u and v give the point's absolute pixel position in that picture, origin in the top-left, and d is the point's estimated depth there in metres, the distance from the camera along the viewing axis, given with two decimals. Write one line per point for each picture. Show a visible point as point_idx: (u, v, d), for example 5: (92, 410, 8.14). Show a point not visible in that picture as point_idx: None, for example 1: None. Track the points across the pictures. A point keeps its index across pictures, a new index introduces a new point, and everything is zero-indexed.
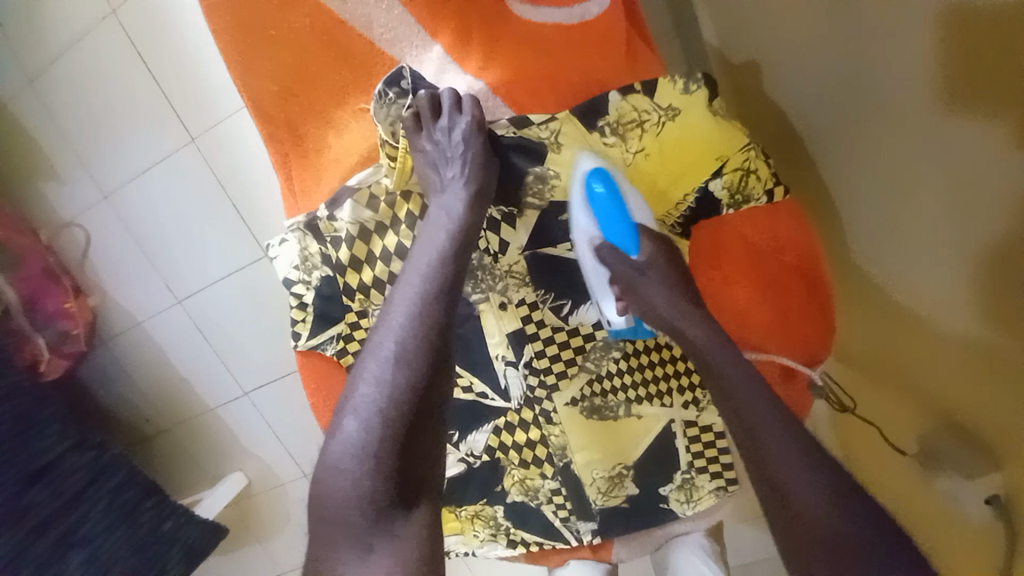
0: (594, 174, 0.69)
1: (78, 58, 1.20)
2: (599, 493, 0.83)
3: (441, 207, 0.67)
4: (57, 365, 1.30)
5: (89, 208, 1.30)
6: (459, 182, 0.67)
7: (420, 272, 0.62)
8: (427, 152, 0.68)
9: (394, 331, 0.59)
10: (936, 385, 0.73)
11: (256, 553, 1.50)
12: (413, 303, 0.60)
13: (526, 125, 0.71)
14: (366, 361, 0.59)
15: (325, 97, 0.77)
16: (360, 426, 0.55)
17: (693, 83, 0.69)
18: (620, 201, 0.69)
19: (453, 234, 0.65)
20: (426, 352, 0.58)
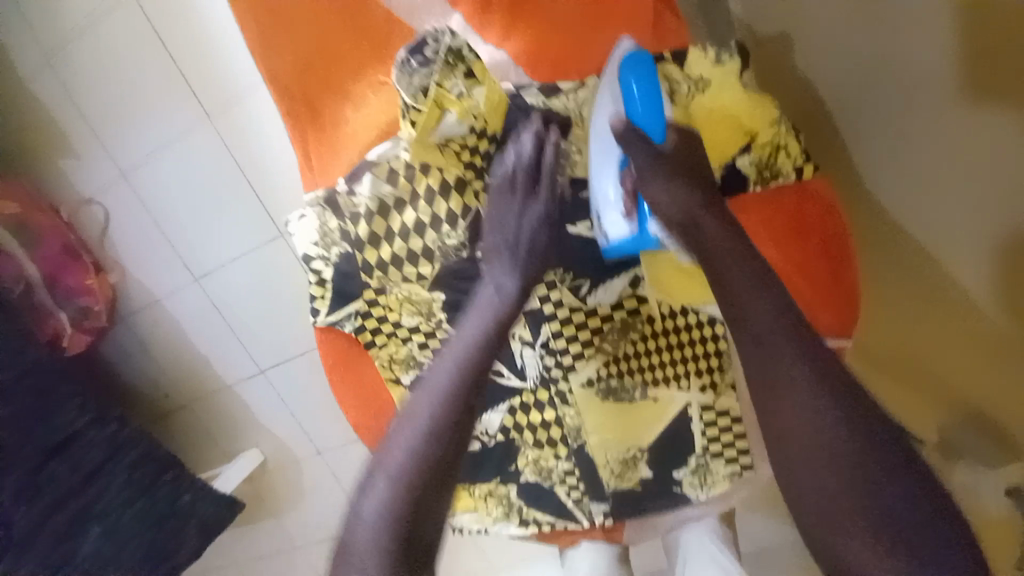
0: (630, 68, 0.64)
1: (95, 34, 1.19)
2: (612, 476, 0.83)
3: (493, 284, 0.66)
4: (79, 341, 1.31)
5: (108, 186, 1.31)
6: (512, 260, 0.65)
7: (467, 335, 0.64)
8: (492, 223, 0.67)
9: (432, 397, 0.61)
10: (963, 377, 0.77)
11: (270, 528, 1.53)
12: (455, 363, 0.62)
13: (556, 92, 0.72)
14: (403, 422, 0.61)
15: (343, 70, 0.77)
16: (393, 479, 0.57)
17: (724, 54, 0.68)
18: (654, 91, 0.63)
19: (498, 314, 0.64)
20: (462, 410, 0.60)
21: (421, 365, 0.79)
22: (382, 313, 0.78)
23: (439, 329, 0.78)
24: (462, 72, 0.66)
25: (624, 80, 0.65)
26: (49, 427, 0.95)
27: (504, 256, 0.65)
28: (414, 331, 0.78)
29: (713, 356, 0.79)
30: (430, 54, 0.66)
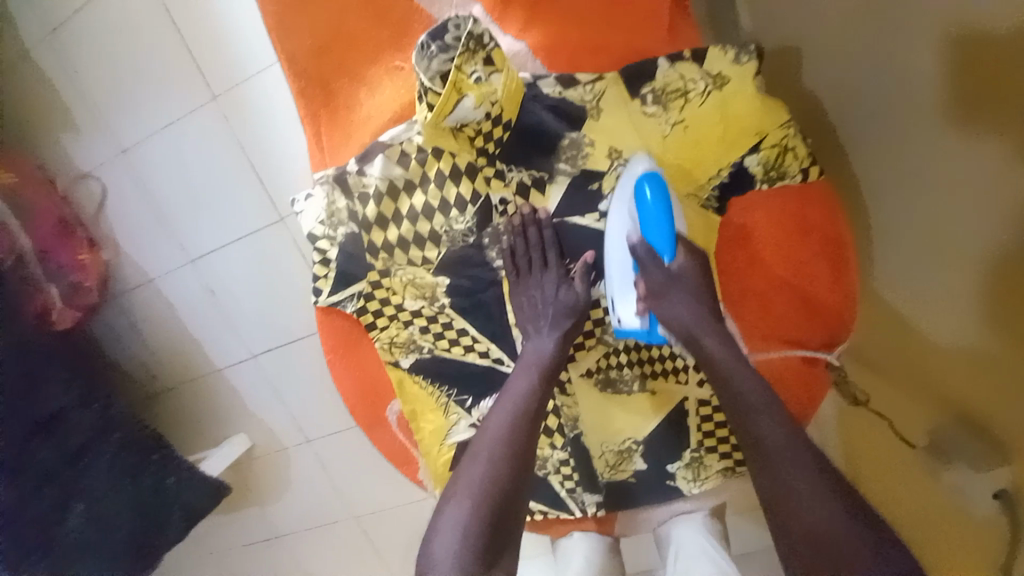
0: (646, 179, 0.67)
1: (104, 9, 1.19)
2: (607, 467, 0.85)
3: (534, 346, 0.71)
4: (69, 317, 1.27)
5: (106, 161, 1.29)
6: (545, 327, 0.72)
7: (523, 382, 0.69)
8: (522, 303, 0.74)
9: (493, 430, 0.65)
10: (944, 380, 0.74)
11: (255, 516, 1.52)
12: (514, 404, 0.67)
13: (573, 84, 0.70)
14: (470, 455, 0.64)
15: (360, 55, 0.78)
16: (467, 515, 0.59)
17: (745, 54, 0.67)
18: (666, 207, 0.67)
19: (542, 370, 0.69)
20: (524, 447, 0.64)
21: (422, 349, 0.80)
22: (384, 297, 0.78)
23: (441, 315, 0.79)
24: (482, 58, 0.65)
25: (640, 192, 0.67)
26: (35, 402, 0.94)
27: (540, 328, 0.72)
28: (416, 316, 0.79)
29: None
30: (450, 41, 0.64)
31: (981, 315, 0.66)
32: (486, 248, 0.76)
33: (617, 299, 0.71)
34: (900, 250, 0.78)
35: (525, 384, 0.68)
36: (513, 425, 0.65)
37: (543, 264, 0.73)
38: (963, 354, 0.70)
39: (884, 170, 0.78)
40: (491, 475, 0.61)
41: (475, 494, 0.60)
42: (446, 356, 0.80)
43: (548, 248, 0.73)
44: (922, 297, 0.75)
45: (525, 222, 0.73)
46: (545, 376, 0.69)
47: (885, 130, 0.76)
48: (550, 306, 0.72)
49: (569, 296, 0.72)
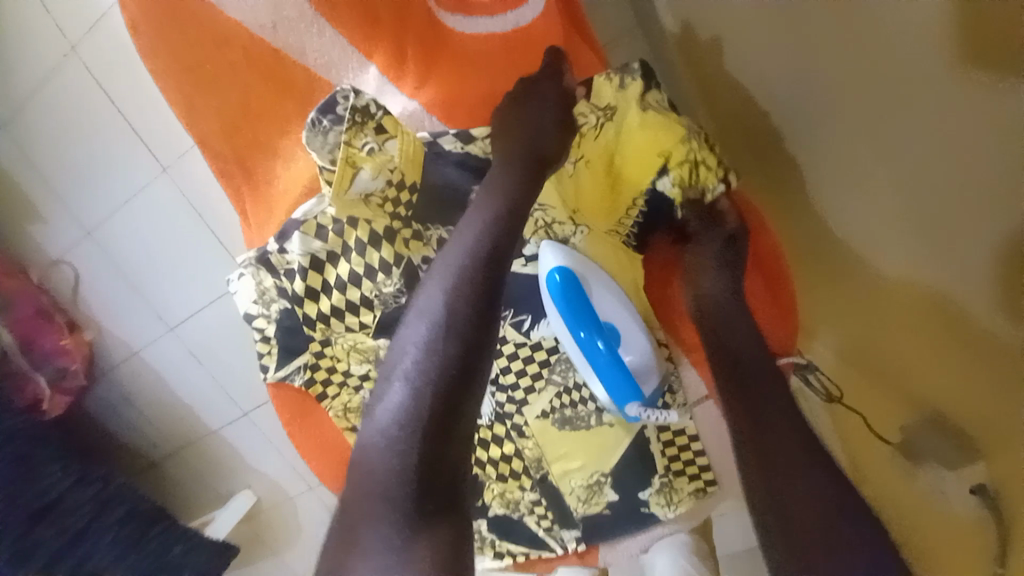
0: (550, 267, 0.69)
1: (39, 99, 1.18)
2: (579, 502, 0.84)
3: (494, 177, 0.66)
4: (59, 403, 1.29)
5: (73, 245, 1.30)
6: (512, 159, 0.67)
7: (450, 278, 0.60)
8: (502, 117, 0.70)
9: (439, 292, 0.60)
10: (933, 373, 0.64)
11: (271, 567, 1.53)
12: (446, 297, 0.59)
13: (471, 139, 0.71)
14: (414, 320, 0.60)
15: (269, 128, 0.77)
16: (412, 375, 0.57)
17: (628, 78, 0.69)
18: (576, 285, 0.68)
19: (500, 204, 0.64)
20: (460, 350, 0.57)
21: None
22: (330, 364, 0.79)
23: None
24: (372, 128, 0.66)
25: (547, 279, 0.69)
26: (31, 494, 0.97)
27: (513, 146, 0.68)
28: (364, 379, 0.79)
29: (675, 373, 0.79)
30: (342, 112, 0.66)
31: (984, 296, 0.54)
32: None
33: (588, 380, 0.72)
34: (853, 233, 0.70)
35: (470, 237, 0.62)
36: (438, 333, 0.58)
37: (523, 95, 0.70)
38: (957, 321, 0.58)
39: (840, 152, 0.67)
40: (416, 395, 0.56)
41: (401, 417, 0.56)
42: None
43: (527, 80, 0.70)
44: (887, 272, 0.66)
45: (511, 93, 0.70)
46: (505, 207, 0.64)
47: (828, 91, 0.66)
48: (484, 193, 0.66)
49: (498, 180, 0.66)
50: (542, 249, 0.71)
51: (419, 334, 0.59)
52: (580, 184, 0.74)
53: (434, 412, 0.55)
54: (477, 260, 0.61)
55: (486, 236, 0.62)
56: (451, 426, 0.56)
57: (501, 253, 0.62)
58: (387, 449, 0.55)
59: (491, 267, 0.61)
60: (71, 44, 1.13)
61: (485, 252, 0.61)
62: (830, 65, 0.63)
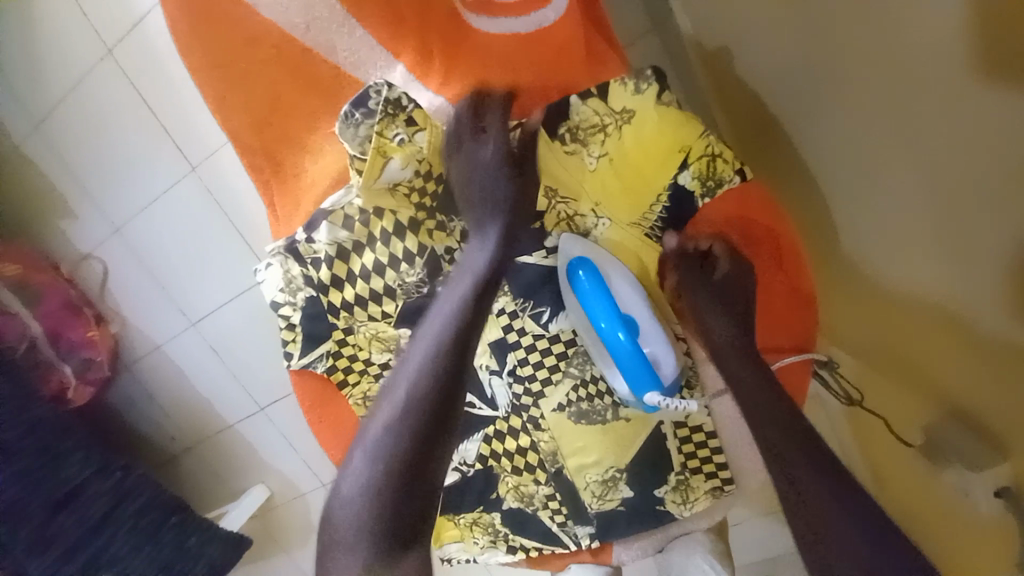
0: (575, 264, 0.70)
1: (76, 101, 1.24)
2: (594, 498, 0.84)
3: (474, 255, 0.67)
4: (84, 393, 1.35)
5: (103, 241, 1.35)
6: (490, 228, 0.67)
7: (429, 343, 0.59)
8: (457, 165, 0.69)
9: (411, 364, 0.57)
10: (947, 376, 0.67)
11: (283, 562, 1.54)
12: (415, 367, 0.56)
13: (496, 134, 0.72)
14: (385, 396, 0.58)
15: (298, 123, 0.80)
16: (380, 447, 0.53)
17: (643, 82, 0.70)
18: (601, 283, 0.69)
19: (477, 278, 0.63)
20: (425, 421, 0.53)
21: None
22: (352, 353, 0.80)
23: None
24: (403, 120, 0.68)
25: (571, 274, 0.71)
26: (56, 480, 1.01)
27: (472, 194, 0.69)
28: (384, 368, 0.81)
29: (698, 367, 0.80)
30: (373, 106, 0.67)
31: (1004, 309, 0.55)
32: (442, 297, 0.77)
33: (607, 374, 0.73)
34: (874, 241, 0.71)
35: (453, 302, 0.62)
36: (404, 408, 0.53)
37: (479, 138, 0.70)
38: (974, 331, 0.60)
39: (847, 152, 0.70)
40: (385, 456, 0.52)
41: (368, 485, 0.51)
42: None
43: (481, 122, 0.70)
44: (900, 286, 0.69)
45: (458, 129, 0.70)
46: (483, 280, 0.63)
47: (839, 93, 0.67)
48: (463, 274, 0.66)
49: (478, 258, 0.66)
50: (562, 241, 0.73)
51: (391, 402, 0.56)
52: (602, 180, 0.73)
53: (398, 482, 0.51)
54: (453, 327, 0.59)
55: (462, 306, 0.61)
56: (417, 501, 0.52)
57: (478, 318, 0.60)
58: (359, 514, 0.51)
59: (468, 330, 0.59)
60: (107, 47, 1.18)
61: (460, 321, 0.59)
62: (847, 66, 0.64)
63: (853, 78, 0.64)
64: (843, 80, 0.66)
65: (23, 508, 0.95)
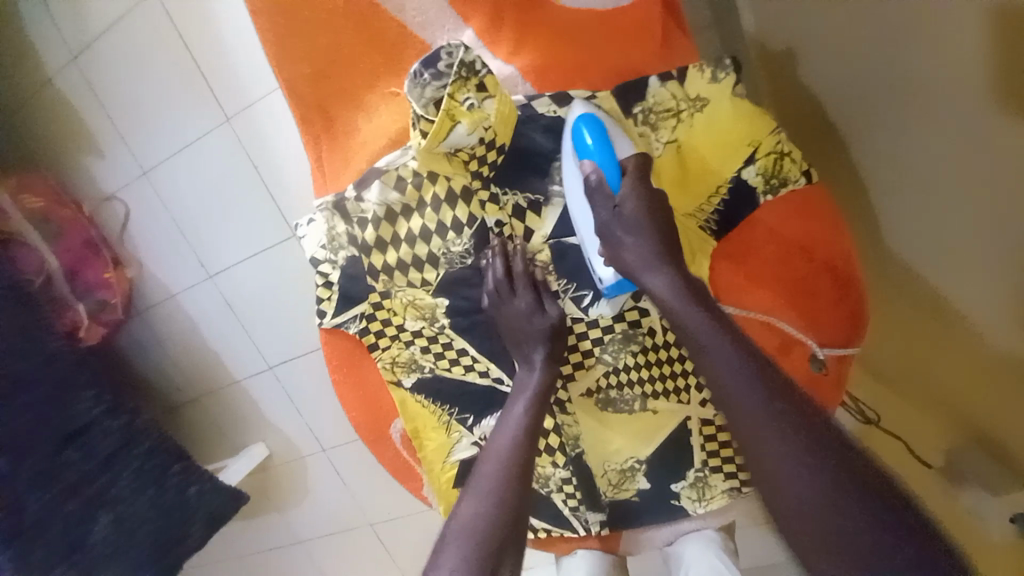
0: (584, 122, 0.67)
1: (115, 35, 1.20)
2: (609, 486, 0.84)
3: (524, 378, 0.72)
4: (96, 332, 1.34)
5: (126, 183, 1.31)
6: (537, 354, 0.72)
7: (495, 460, 0.64)
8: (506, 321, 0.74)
9: (490, 472, 0.63)
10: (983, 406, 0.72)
11: (274, 522, 1.53)
12: (498, 474, 0.62)
13: (567, 101, 0.71)
14: (468, 495, 0.61)
15: (356, 80, 0.79)
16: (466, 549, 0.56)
17: (722, 71, 0.70)
18: (609, 150, 0.67)
19: (532, 400, 0.69)
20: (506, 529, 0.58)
21: (423, 369, 0.81)
22: (386, 318, 0.79)
23: (441, 335, 0.80)
24: (475, 85, 0.67)
25: (578, 130, 0.68)
26: (65, 417, 0.98)
27: (529, 350, 0.73)
28: (416, 336, 0.80)
29: None
30: (443, 68, 0.66)
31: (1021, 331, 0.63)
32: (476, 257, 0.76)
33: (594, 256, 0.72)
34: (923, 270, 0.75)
35: (519, 410, 0.69)
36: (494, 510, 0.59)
37: (512, 290, 0.74)
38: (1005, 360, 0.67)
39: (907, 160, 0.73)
40: (480, 555, 0.55)
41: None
42: (446, 376, 0.81)
43: (516, 275, 0.74)
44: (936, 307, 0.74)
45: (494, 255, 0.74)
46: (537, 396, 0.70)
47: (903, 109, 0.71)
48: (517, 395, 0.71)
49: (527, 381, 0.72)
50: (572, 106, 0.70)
51: (473, 502, 0.60)
52: (665, 166, 0.72)
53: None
54: (519, 449, 0.65)
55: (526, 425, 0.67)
56: None
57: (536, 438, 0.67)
58: None
59: (529, 452, 0.65)
60: None
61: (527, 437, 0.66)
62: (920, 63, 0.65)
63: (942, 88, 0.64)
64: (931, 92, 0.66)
65: (29, 440, 0.93)
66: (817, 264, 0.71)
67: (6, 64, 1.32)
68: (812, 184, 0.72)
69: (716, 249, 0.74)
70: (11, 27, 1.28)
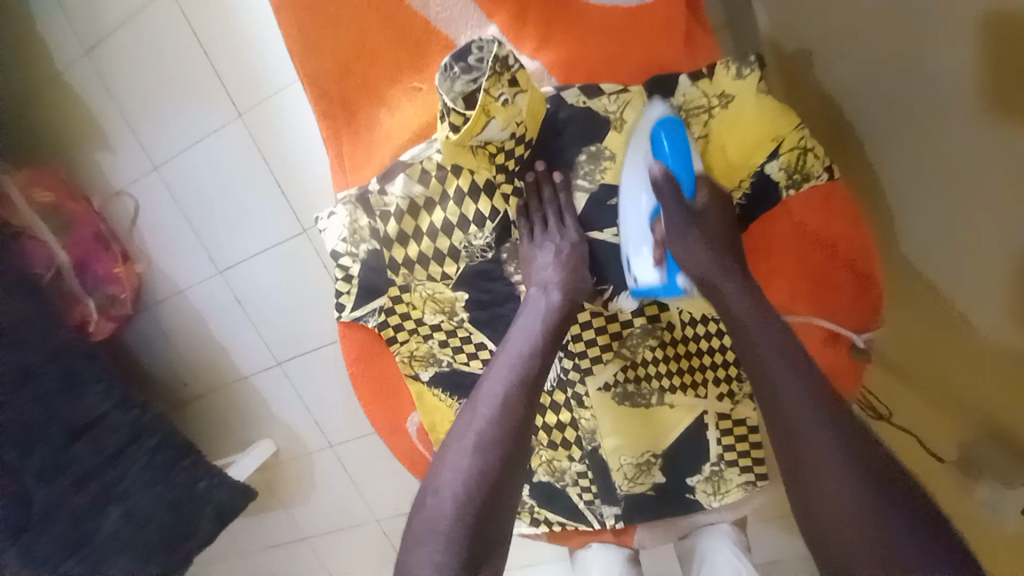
0: (664, 127, 0.68)
1: (128, 29, 1.20)
2: (625, 479, 0.84)
3: (540, 293, 0.72)
4: (105, 327, 1.33)
5: (138, 178, 1.31)
6: (555, 278, 0.72)
7: (491, 403, 0.64)
8: (531, 254, 0.75)
9: (497, 390, 0.65)
10: (982, 398, 0.72)
11: (281, 519, 1.53)
12: (508, 390, 0.64)
13: (595, 94, 0.73)
14: (478, 405, 0.65)
15: (380, 75, 0.79)
16: (470, 453, 0.61)
17: (746, 67, 0.71)
18: (685, 156, 0.68)
19: (545, 322, 0.69)
20: (507, 443, 0.62)
21: (441, 363, 0.82)
22: (405, 311, 0.80)
23: (460, 329, 0.80)
24: (507, 80, 0.68)
25: (657, 132, 0.69)
26: (75, 410, 0.97)
27: (542, 272, 0.73)
28: (435, 330, 0.81)
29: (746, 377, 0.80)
30: (474, 62, 0.67)
31: (1008, 314, 0.65)
32: (472, 233, 0.76)
33: (633, 256, 0.72)
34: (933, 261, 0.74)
35: (532, 329, 0.69)
36: (498, 424, 0.62)
37: (558, 223, 0.75)
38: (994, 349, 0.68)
39: (905, 153, 0.75)
40: (466, 497, 0.58)
41: (443, 534, 0.57)
42: (464, 371, 0.81)
43: (563, 207, 0.75)
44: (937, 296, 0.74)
45: (539, 180, 0.76)
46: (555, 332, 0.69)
47: (895, 110, 0.74)
48: (530, 312, 0.71)
49: (541, 303, 0.71)
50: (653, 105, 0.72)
51: (461, 456, 0.61)
52: None
53: (484, 489, 0.59)
54: (525, 374, 0.65)
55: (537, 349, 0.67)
56: (498, 501, 0.59)
57: (542, 374, 0.67)
58: (450, 503, 0.58)
59: (535, 387, 0.66)
60: None
61: (537, 359, 0.67)
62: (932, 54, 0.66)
63: (943, 79, 0.66)
64: (932, 81, 0.68)
65: (41, 432, 0.92)
66: (841, 264, 0.74)
67: (16, 56, 1.31)
68: (833, 180, 0.73)
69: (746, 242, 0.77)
70: (23, 21, 1.28)
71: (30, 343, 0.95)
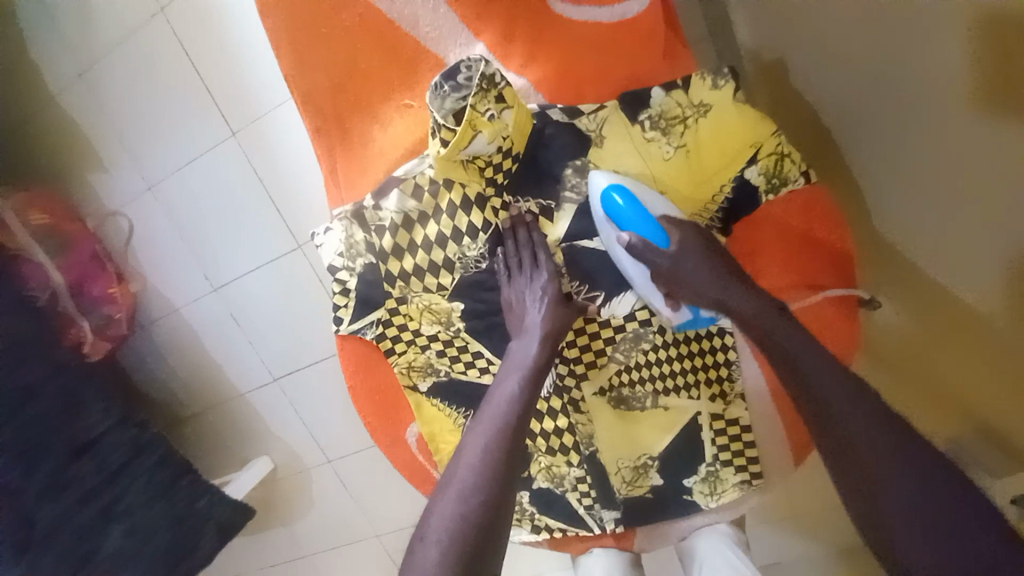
0: (612, 189, 0.73)
1: (123, 53, 1.22)
2: (624, 483, 0.86)
3: (519, 350, 0.74)
4: (101, 348, 1.32)
5: (133, 198, 1.32)
6: (535, 326, 0.74)
7: (476, 449, 0.65)
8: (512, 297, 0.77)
9: (482, 439, 0.66)
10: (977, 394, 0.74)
11: (279, 536, 1.51)
12: (491, 439, 0.66)
13: (578, 114, 0.76)
14: (464, 456, 0.66)
15: (373, 92, 0.82)
16: (457, 502, 0.62)
17: (721, 78, 0.74)
18: (639, 208, 0.72)
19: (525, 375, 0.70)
20: (493, 490, 0.63)
21: (439, 372, 0.83)
22: (402, 323, 0.81)
23: (457, 338, 0.82)
24: (494, 97, 0.71)
25: (606, 196, 0.73)
26: (74, 429, 0.97)
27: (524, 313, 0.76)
28: (433, 340, 0.82)
29: (736, 377, 0.83)
30: (463, 80, 0.70)
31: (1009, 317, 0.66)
32: (465, 244, 0.78)
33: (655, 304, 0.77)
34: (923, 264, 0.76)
35: (512, 383, 0.70)
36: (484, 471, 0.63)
37: (533, 262, 0.77)
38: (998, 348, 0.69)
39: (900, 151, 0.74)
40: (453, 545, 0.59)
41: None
42: (462, 380, 0.83)
43: (537, 247, 0.77)
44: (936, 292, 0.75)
45: (516, 223, 0.78)
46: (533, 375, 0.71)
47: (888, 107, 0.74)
48: (509, 367, 0.73)
49: (521, 356, 0.73)
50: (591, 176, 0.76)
51: (448, 503, 0.62)
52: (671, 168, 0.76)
53: (472, 537, 0.60)
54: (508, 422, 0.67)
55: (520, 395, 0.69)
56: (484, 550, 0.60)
57: (527, 417, 0.68)
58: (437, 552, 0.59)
59: (519, 429, 0.67)
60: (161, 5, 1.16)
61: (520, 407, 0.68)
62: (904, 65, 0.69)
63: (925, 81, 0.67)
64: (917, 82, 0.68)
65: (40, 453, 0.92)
66: (820, 264, 0.78)
67: (9, 80, 1.33)
68: (812, 184, 0.76)
69: (735, 233, 0.80)
70: (16, 47, 1.29)
71: (29, 362, 0.95)
